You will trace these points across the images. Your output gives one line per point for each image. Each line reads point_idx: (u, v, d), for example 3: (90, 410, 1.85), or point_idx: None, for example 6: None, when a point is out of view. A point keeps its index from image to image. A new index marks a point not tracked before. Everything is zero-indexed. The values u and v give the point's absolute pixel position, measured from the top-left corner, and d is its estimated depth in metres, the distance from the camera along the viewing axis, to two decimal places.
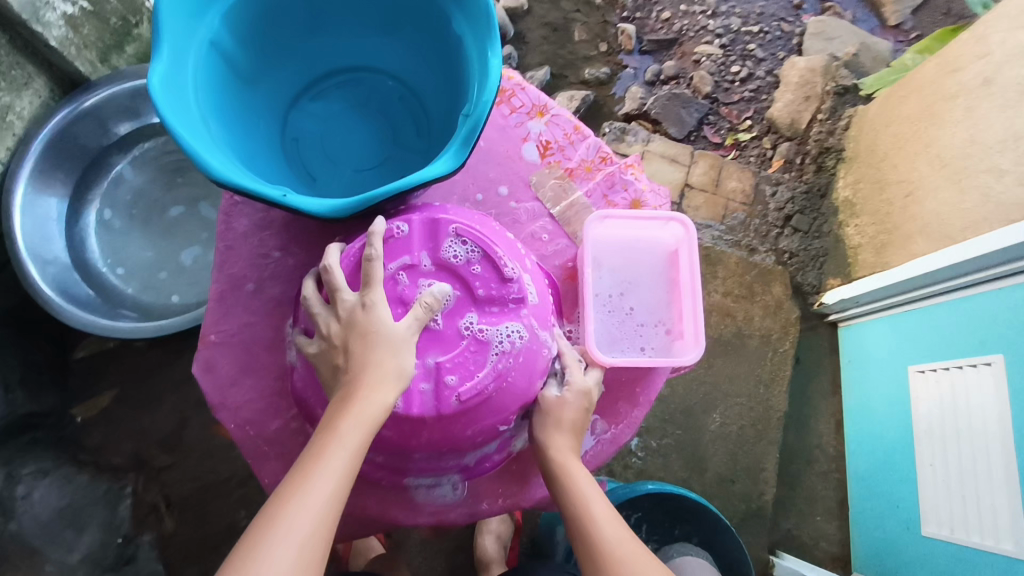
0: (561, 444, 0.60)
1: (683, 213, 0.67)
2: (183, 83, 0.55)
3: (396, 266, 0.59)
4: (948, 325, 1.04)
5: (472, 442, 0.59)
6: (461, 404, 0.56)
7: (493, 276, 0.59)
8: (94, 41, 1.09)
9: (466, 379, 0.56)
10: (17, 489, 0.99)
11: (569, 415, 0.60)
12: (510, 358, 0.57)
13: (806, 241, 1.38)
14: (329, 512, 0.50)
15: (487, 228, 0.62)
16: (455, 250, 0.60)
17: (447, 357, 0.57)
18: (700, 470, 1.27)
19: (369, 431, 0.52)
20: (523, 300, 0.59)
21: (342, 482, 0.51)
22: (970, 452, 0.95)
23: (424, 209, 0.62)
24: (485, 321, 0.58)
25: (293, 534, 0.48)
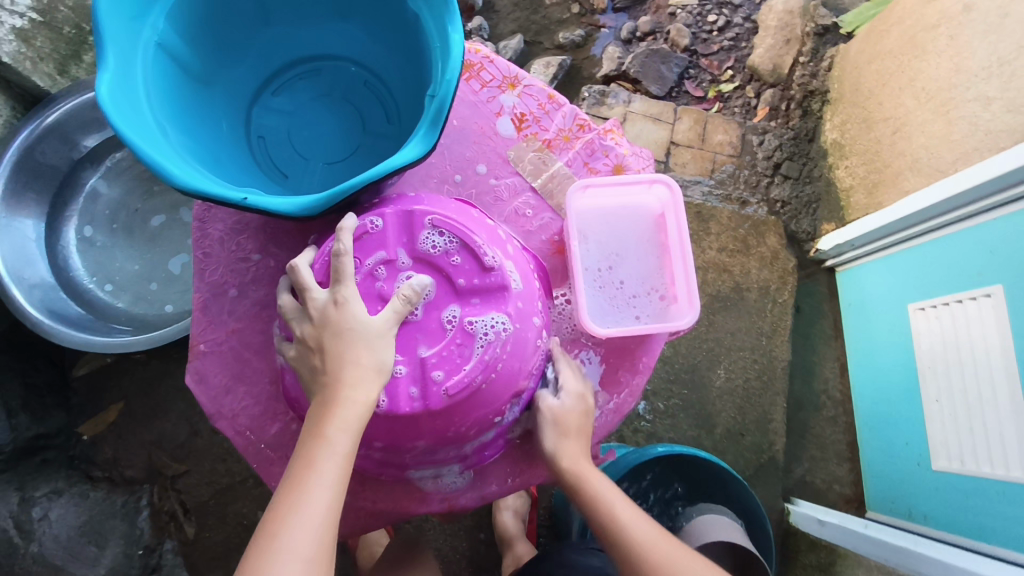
0: (572, 451, 0.62)
1: (667, 174, 0.64)
2: (133, 89, 0.53)
3: (373, 262, 0.58)
4: (944, 260, 1.03)
5: (467, 433, 0.58)
6: (450, 399, 0.54)
7: (472, 265, 0.58)
8: (50, 53, 1.06)
9: (453, 373, 0.55)
10: (33, 511, 1.02)
11: (573, 420, 0.62)
12: (496, 348, 0.56)
13: (797, 188, 1.37)
14: (328, 523, 0.51)
15: (463, 215, 0.60)
16: (433, 241, 0.58)
17: (433, 351, 0.56)
18: (711, 427, 1.28)
19: (355, 433, 0.52)
20: (507, 287, 0.58)
21: (337, 488, 0.52)
22: (974, 385, 0.95)
23: (397, 200, 0.60)
24: (468, 312, 0.57)
25: (297, 551, 0.49)
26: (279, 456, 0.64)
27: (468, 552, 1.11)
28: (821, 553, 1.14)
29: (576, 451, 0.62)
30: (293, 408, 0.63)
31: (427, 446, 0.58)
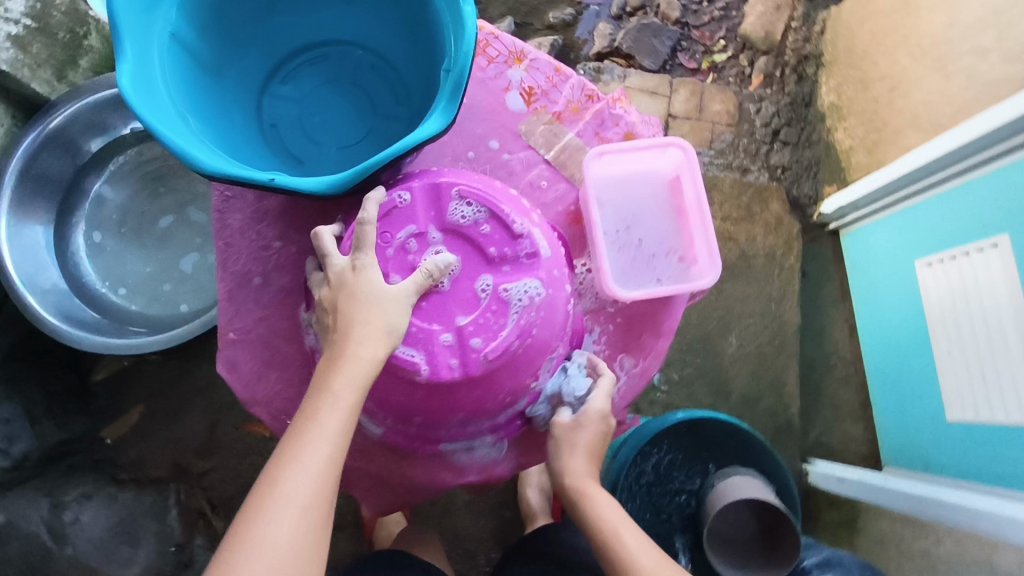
0: (580, 468, 0.64)
1: (681, 137, 0.65)
2: (152, 81, 0.53)
3: (404, 236, 0.59)
4: (948, 214, 1.04)
5: (500, 401, 0.60)
6: (490, 363, 0.57)
7: (503, 234, 0.59)
8: (46, 59, 1.06)
9: (490, 340, 0.57)
10: (65, 515, 1.06)
11: (586, 438, 0.64)
12: (531, 313, 0.57)
13: (796, 153, 1.38)
14: (327, 475, 0.52)
15: (489, 185, 0.61)
16: (462, 212, 0.59)
17: (469, 319, 0.57)
18: (726, 394, 1.30)
19: (360, 390, 0.53)
20: (536, 254, 0.59)
21: (339, 441, 0.53)
22: (985, 333, 0.96)
23: (421, 173, 0.61)
24: (501, 279, 0.58)
25: (295, 499, 0.50)
26: None
27: (495, 530, 1.12)
28: (844, 509, 1.18)
29: (582, 469, 0.65)
30: None
31: (467, 414, 0.60)
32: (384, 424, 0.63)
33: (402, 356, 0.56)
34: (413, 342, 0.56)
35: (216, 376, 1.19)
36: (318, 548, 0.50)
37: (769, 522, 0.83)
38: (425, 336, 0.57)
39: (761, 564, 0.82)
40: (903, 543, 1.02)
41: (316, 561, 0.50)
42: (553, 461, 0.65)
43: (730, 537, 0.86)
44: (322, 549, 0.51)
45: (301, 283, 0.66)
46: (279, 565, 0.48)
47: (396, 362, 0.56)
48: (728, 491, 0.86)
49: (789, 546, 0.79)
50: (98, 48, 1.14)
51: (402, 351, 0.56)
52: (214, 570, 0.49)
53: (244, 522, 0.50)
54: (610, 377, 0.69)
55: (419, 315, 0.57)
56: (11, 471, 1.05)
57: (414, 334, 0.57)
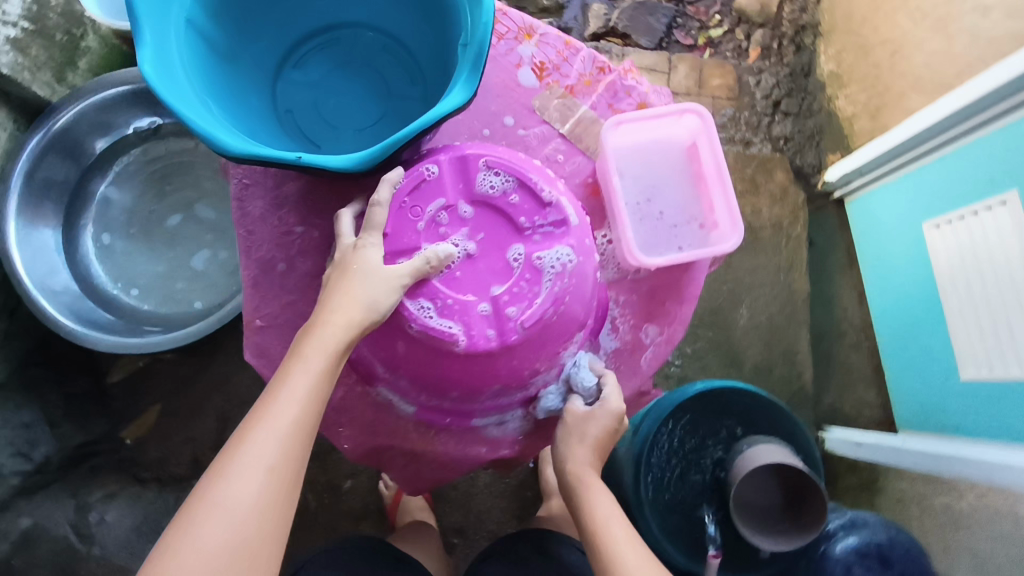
0: (581, 456, 0.63)
1: (697, 103, 0.66)
2: (172, 67, 0.53)
3: (434, 210, 0.59)
4: (955, 174, 1.04)
5: (533, 369, 0.61)
6: (525, 331, 0.58)
7: (531, 202, 0.60)
8: (46, 61, 1.05)
9: (526, 308, 0.58)
10: (90, 516, 1.07)
11: (595, 430, 0.63)
12: (564, 280, 0.59)
13: (798, 123, 1.38)
14: (294, 436, 0.51)
15: (514, 154, 0.62)
16: (491, 182, 0.60)
17: (504, 288, 0.59)
18: (739, 365, 1.31)
19: (332, 354, 0.53)
20: (565, 222, 0.60)
21: (309, 405, 0.52)
22: (997, 291, 0.97)
23: (447, 147, 0.61)
24: (533, 248, 0.60)
25: (259, 458, 0.49)
26: (348, 418, 0.67)
27: (517, 511, 1.13)
28: (863, 472, 1.19)
29: (583, 458, 0.63)
30: (355, 370, 0.66)
31: (503, 387, 0.61)
32: (416, 403, 0.65)
33: (440, 327, 0.57)
34: (449, 314, 0.57)
35: (230, 373, 1.18)
36: (280, 509, 0.50)
37: (793, 486, 0.84)
38: (461, 306, 0.58)
39: (786, 528, 0.83)
40: (923, 500, 1.05)
41: (279, 521, 0.50)
42: (559, 446, 0.64)
43: (754, 503, 0.86)
44: (287, 510, 0.51)
45: (326, 267, 0.67)
46: (240, 522, 0.48)
47: (435, 333, 0.57)
48: (751, 457, 0.86)
49: (816, 509, 0.80)
50: (97, 49, 1.14)
51: (440, 322, 0.57)
52: (174, 526, 0.49)
53: (206, 481, 0.49)
54: (636, 346, 0.70)
55: (451, 286, 0.58)
56: (33, 475, 1.06)
57: (449, 306, 0.58)
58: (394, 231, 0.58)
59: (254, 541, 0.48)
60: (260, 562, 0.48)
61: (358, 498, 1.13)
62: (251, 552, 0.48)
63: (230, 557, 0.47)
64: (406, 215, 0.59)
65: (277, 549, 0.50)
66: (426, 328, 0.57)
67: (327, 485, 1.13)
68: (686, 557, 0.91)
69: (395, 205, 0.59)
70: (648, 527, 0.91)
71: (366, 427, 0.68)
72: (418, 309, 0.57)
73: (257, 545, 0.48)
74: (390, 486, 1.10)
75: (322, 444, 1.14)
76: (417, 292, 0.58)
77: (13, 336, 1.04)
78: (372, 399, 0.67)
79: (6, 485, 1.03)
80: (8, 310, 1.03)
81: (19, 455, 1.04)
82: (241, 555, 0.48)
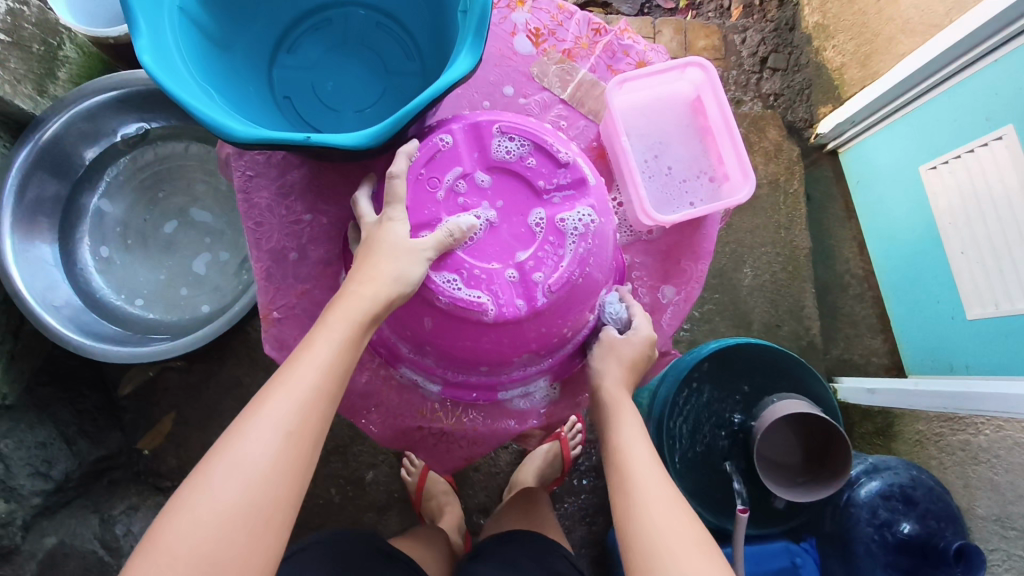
0: (614, 374, 0.62)
1: (699, 55, 0.66)
2: (169, 56, 0.53)
3: (452, 178, 0.59)
4: (951, 114, 1.04)
5: (559, 334, 0.62)
6: (553, 294, 0.58)
7: (548, 164, 0.61)
8: (25, 73, 1.02)
9: (552, 272, 0.59)
10: (116, 529, 1.08)
11: (630, 352, 0.63)
12: (587, 242, 0.59)
13: (787, 78, 1.37)
14: (313, 404, 0.51)
15: (528, 120, 0.63)
16: (506, 147, 0.60)
17: (529, 254, 0.59)
18: (747, 325, 1.30)
19: (356, 324, 0.53)
20: (583, 182, 0.61)
21: (331, 375, 0.52)
22: (997, 226, 0.98)
23: (459, 117, 0.61)
24: (554, 211, 0.60)
25: (277, 421, 0.49)
26: (374, 402, 0.67)
27: None
28: (878, 420, 1.17)
29: (618, 379, 0.62)
30: (377, 352, 0.66)
31: (532, 353, 0.61)
32: (441, 380, 0.65)
33: (468, 297, 0.57)
34: (476, 283, 0.58)
35: (241, 376, 1.17)
36: (292, 473, 0.49)
37: (819, 443, 0.86)
38: (488, 275, 0.58)
39: (806, 481, 0.85)
40: (942, 439, 1.05)
41: (293, 487, 0.49)
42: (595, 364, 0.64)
43: (777, 460, 0.88)
44: (302, 477, 0.50)
45: (339, 252, 0.66)
46: (254, 482, 0.47)
47: (464, 303, 0.57)
48: (774, 410, 0.85)
49: (841, 465, 0.81)
50: (75, 58, 1.12)
51: (467, 292, 0.57)
52: (188, 479, 0.48)
53: (224, 437, 0.49)
54: (654, 307, 0.69)
55: (475, 256, 0.59)
56: (53, 494, 1.05)
57: (476, 275, 0.58)
58: (414, 204, 0.58)
59: (266, 503, 0.47)
60: (270, 527, 0.47)
61: (381, 489, 1.13)
62: (262, 515, 0.47)
63: (240, 513, 0.46)
64: (424, 186, 0.59)
65: (288, 515, 0.49)
66: (454, 300, 0.57)
67: (349, 477, 1.13)
68: (713, 516, 0.92)
69: (413, 176, 0.58)
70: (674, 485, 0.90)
71: (392, 410, 0.68)
72: (445, 282, 0.57)
73: (269, 507, 0.47)
74: (413, 472, 1.08)
75: (340, 437, 1.14)
76: (441, 266, 0.57)
77: (18, 358, 1.01)
78: (396, 381, 0.67)
79: (28, 506, 1.00)
80: (11, 331, 1.00)
81: (37, 474, 1.01)
82: (252, 515, 0.47)
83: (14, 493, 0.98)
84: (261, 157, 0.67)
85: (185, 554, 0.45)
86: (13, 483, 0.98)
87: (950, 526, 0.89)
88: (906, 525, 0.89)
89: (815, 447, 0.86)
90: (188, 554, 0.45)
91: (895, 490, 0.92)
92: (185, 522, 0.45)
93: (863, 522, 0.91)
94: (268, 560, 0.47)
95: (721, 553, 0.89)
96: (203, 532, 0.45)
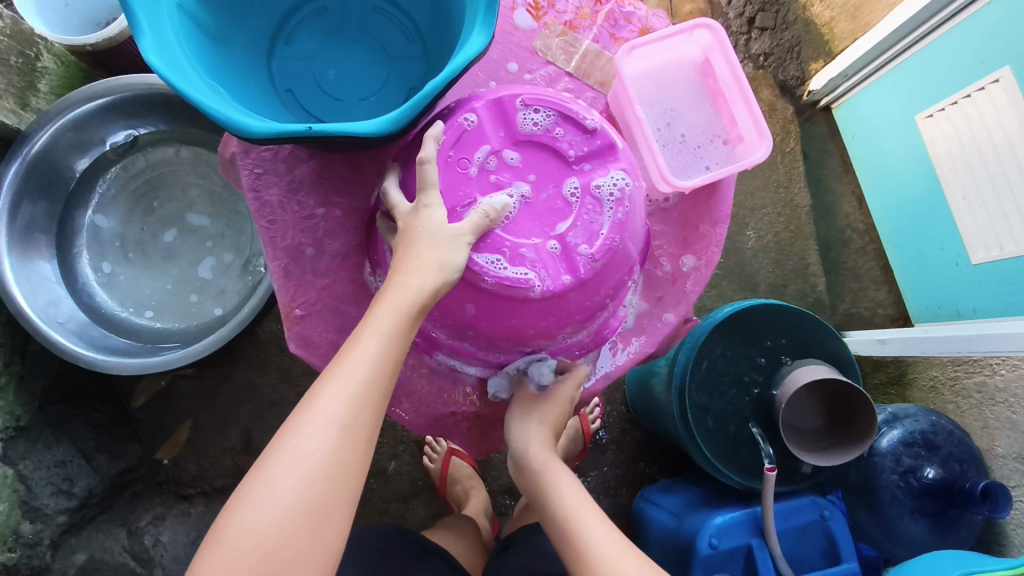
0: (537, 440, 0.64)
1: (706, 16, 0.65)
2: (172, 51, 0.52)
3: (482, 156, 0.59)
4: (945, 59, 1.04)
5: (600, 304, 0.62)
6: (597, 263, 0.58)
7: (576, 133, 0.61)
8: (6, 87, 0.99)
9: (594, 240, 0.58)
10: (145, 539, 1.08)
11: (551, 412, 0.64)
12: (624, 204, 0.59)
13: (776, 37, 1.33)
14: (366, 397, 0.50)
15: (548, 92, 0.62)
16: (533, 119, 0.60)
17: (568, 225, 0.59)
18: (753, 287, 1.30)
19: (404, 315, 0.53)
20: (613, 147, 0.61)
21: (382, 367, 0.52)
22: (999, 169, 0.98)
23: (478, 95, 0.60)
24: (587, 178, 0.60)
25: (331, 415, 0.49)
26: (405, 392, 0.67)
27: None
28: (891, 369, 1.19)
29: (541, 441, 0.64)
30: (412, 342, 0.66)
31: (576, 324, 0.62)
32: (479, 362, 0.66)
33: (514, 275, 0.56)
34: (521, 261, 0.57)
35: (254, 378, 1.16)
36: (350, 467, 0.49)
37: (841, 404, 0.89)
38: (531, 250, 0.57)
39: (832, 446, 0.88)
40: (957, 383, 1.06)
41: (351, 484, 0.49)
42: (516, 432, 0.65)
43: (801, 427, 0.90)
44: (359, 472, 0.50)
45: (358, 244, 0.66)
46: (313, 479, 0.47)
47: (511, 281, 0.56)
48: (797, 377, 0.86)
49: (863, 430, 0.84)
50: (53, 68, 1.09)
51: (513, 271, 0.56)
52: (247, 477, 0.49)
53: (279, 434, 0.49)
54: (675, 275, 0.69)
55: (514, 233, 0.58)
56: (78, 510, 1.05)
57: (519, 252, 0.57)
58: (447, 186, 0.57)
59: (325, 501, 0.47)
60: (331, 523, 0.48)
61: (405, 478, 1.13)
62: (324, 511, 0.47)
63: (301, 510, 0.47)
64: (455, 168, 0.58)
65: (348, 509, 0.49)
66: (500, 279, 0.56)
67: (371, 470, 1.13)
68: (742, 477, 0.92)
69: (443, 160, 0.58)
70: (701, 452, 0.90)
71: (423, 398, 0.67)
72: (488, 262, 0.56)
73: (328, 505, 0.48)
74: (436, 458, 1.10)
75: None
76: (482, 246, 0.57)
77: (27, 378, 1.00)
78: (427, 369, 0.67)
79: (53, 525, 1.02)
80: (17, 352, 0.99)
81: (60, 492, 1.02)
82: (311, 513, 0.47)
83: (39, 513, 1.00)
84: (268, 153, 0.66)
85: (251, 550, 0.45)
86: (36, 503, 0.99)
87: (972, 467, 0.92)
88: (930, 470, 0.92)
89: (836, 411, 0.90)
90: (254, 552, 0.45)
91: (917, 437, 0.94)
92: (248, 518, 0.46)
93: (887, 470, 0.93)
94: (330, 555, 0.48)
95: (753, 514, 0.89)
96: (267, 530, 0.46)
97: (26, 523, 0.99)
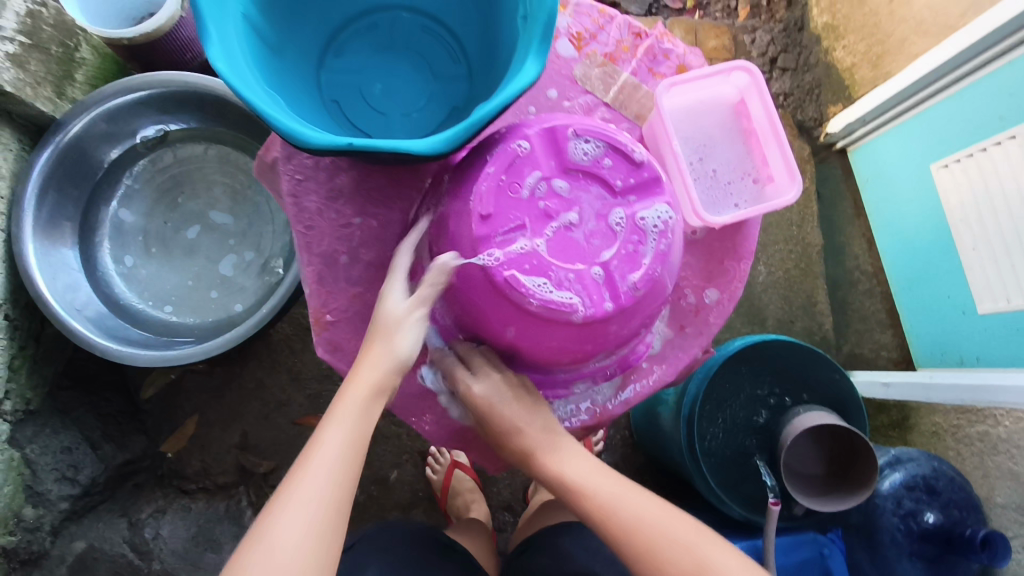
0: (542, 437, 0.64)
1: (745, 59, 0.68)
2: (235, 59, 0.53)
3: (533, 181, 0.60)
4: (963, 114, 1.06)
5: (634, 331, 0.64)
6: (638, 292, 0.60)
7: (624, 164, 0.63)
8: (45, 76, 1.01)
9: (637, 270, 0.60)
10: (145, 532, 1.07)
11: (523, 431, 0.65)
12: (668, 236, 0.62)
13: (796, 78, 1.39)
14: (340, 468, 0.56)
15: (597, 122, 0.64)
16: (583, 149, 0.62)
17: (613, 253, 0.60)
18: (761, 320, 1.32)
19: (372, 389, 0.59)
20: (659, 182, 0.63)
21: (353, 439, 0.57)
22: (1010, 222, 0.99)
23: (529, 123, 0.63)
24: (633, 209, 0.62)
25: (310, 489, 0.54)
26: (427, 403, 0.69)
27: None
28: (893, 412, 1.20)
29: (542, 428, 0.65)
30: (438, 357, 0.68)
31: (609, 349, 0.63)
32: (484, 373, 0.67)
33: (560, 299, 0.58)
34: (567, 286, 0.59)
35: (263, 377, 1.17)
36: (328, 536, 0.53)
37: (843, 451, 0.90)
38: (576, 276, 0.59)
39: (832, 492, 0.88)
40: (959, 431, 1.07)
41: (331, 551, 0.53)
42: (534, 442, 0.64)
43: (798, 470, 0.91)
44: (337, 540, 0.54)
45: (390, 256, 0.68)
46: (295, 549, 0.52)
47: (557, 305, 0.58)
48: (800, 422, 0.87)
49: (865, 476, 0.84)
50: (91, 60, 1.09)
51: (558, 294, 0.58)
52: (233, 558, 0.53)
53: (263, 514, 0.54)
54: (698, 307, 0.71)
55: (560, 257, 0.60)
56: (80, 498, 1.05)
57: (565, 278, 0.59)
58: (500, 209, 0.59)
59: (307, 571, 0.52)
60: None
61: (406, 488, 1.14)
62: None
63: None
64: (506, 192, 0.60)
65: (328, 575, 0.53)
66: (546, 302, 0.58)
67: (374, 478, 1.14)
68: (745, 510, 0.92)
69: (494, 183, 0.59)
70: (707, 481, 0.90)
71: (445, 412, 0.70)
72: (534, 285, 0.58)
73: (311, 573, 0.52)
74: (438, 470, 1.11)
75: None
76: (529, 269, 0.58)
77: (41, 363, 1.00)
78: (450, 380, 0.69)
79: (55, 511, 1.01)
80: (32, 337, 0.99)
81: (64, 478, 1.02)
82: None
83: (42, 499, 1.00)
84: (309, 161, 0.68)
85: None
86: (40, 488, 0.99)
87: (972, 515, 0.92)
88: (930, 514, 0.92)
89: (839, 458, 0.91)
90: None
91: (919, 481, 0.95)
92: None
93: (888, 512, 0.95)
94: None
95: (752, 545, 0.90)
96: None
97: (28, 508, 0.98)
